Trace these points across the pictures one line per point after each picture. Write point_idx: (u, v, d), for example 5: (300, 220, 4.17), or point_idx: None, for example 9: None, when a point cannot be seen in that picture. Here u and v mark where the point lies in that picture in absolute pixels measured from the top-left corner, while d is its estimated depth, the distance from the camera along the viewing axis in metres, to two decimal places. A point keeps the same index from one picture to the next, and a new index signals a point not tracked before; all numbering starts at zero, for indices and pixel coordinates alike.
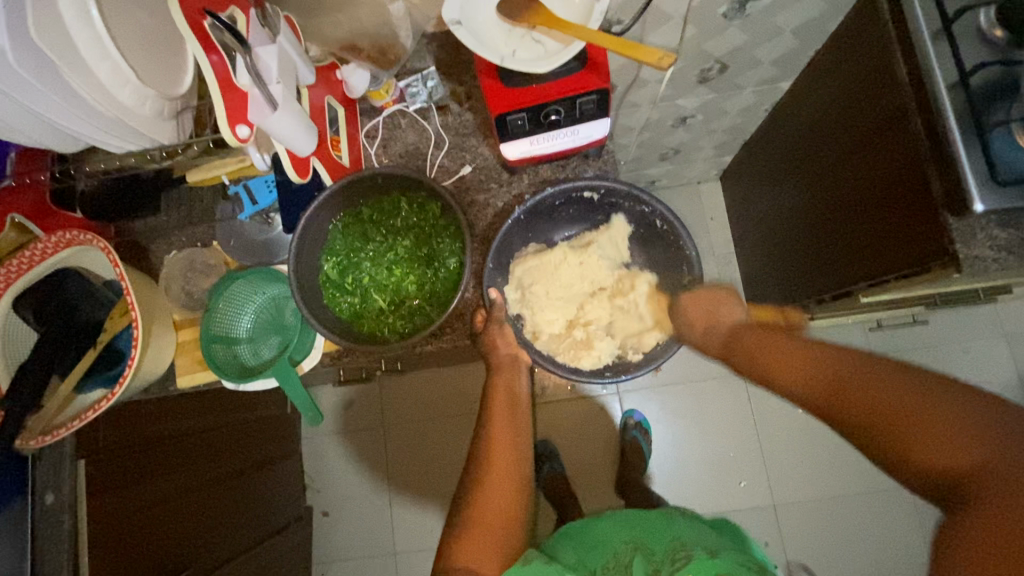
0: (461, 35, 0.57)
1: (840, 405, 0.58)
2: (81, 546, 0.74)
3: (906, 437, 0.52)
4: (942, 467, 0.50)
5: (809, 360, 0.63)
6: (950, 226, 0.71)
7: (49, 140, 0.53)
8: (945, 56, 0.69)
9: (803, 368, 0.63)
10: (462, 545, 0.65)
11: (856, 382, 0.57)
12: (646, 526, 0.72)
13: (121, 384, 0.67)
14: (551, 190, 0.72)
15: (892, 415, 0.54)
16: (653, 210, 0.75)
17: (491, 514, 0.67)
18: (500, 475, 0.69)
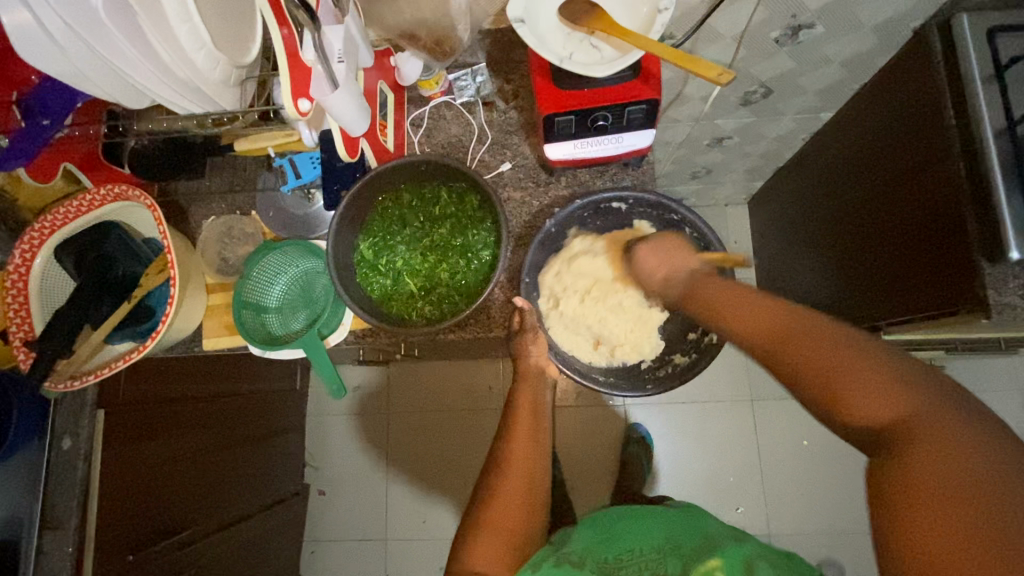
0: (523, 33, 0.59)
1: (760, 335, 0.56)
2: (90, 493, 0.76)
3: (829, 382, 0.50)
4: (871, 413, 0.47)
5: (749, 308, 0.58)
6: (983, 270, 0.71)
7: (120, 96, 0.54)
8: (995, 102, 0.70)
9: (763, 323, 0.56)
10: (475, 543, 0.63)
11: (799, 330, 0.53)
12: (669, 528, 0.70)
13: (151, 339, 0.69)
14: (579, 201, 0.73)
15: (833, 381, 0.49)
16: (683, 215, 0.74)
17: (507, 514, 0.65)
18: (522, 479, 0.67)
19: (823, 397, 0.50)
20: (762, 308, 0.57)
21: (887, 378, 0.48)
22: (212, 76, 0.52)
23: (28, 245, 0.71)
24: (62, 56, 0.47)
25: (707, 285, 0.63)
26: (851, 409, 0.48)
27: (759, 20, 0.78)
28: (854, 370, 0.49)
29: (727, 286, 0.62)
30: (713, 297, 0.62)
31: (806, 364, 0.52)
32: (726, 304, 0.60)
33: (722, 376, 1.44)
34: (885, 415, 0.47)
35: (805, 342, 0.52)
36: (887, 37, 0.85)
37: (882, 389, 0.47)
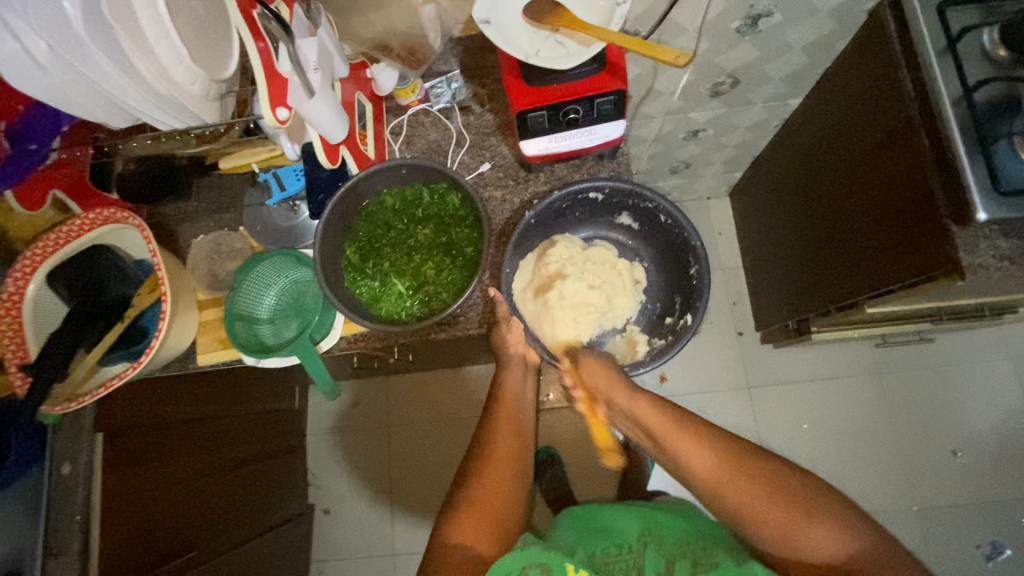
0: (489, 33, 0.61)
1: (708, 486, 0.67)
2: (92, 514, 0.76)
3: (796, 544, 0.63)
4: (828, 555, 0.63)
5: (711, 457, 0.68)
6: (954, 234, 0.73)
7: (104, 116, 0.56)
8: (950, 73, 0.73)
9: (741, 482, 0.66)
10: (460, 523, 0.65)
11: (733, 485, 0.66)
12: (661, 525, 0.73)
13: (147, 354, 0.70)
14: (557, 193, 0.75)
15: (797, 534, 0.63)
16: (656, 205, 0.78)
17: (492, 496, 0.67)
18: (504, 465, 0.70)
19: (776, 542, 0.64)
20: (740, 462, 0.68)
21: (830, 524, 0.64)
22: (192, 90, 0.54)
23: (20, 273, 0.72)
24: (45, 78, 0.49)
25: (653, 414, 0.73)
26: (800, 546, 0.63)
27: (718, 12, 0.82)
28: (797, 523, 0.63)
29: (669, 416, 0.72)
30: (661, 427, 0.72)
31: (755, 520, 0.65)
32: (673, 433, 0.71)
33: (718, 367, 1.45)
34: (832, 554, 0.63)
35: (737, 489, 0.66)
36: (843, 20, 0.88)
37: (824, 532, 0.63)
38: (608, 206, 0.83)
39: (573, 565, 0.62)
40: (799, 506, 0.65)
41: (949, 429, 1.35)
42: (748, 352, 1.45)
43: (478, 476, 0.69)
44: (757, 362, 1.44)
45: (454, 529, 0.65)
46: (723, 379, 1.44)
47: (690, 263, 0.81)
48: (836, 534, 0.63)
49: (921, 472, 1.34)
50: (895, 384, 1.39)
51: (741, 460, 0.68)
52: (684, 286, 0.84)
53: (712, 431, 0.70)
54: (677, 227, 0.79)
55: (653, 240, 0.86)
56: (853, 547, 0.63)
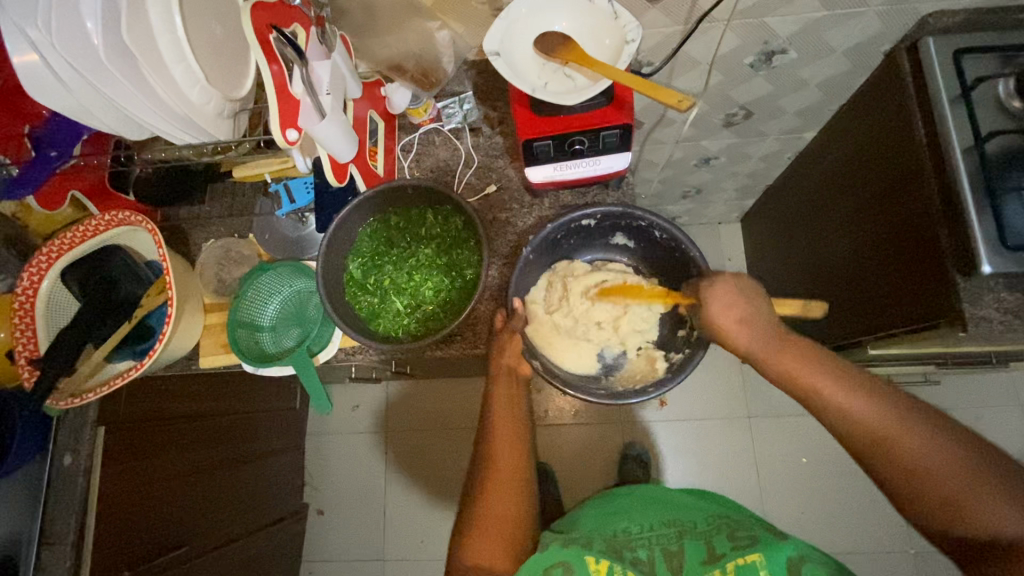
0: (497, 64, 0.62)
1: (867, 436, 0.58)
2: (87, 512, 0.78)
3: (950, 501, 0.53)
4: (995, 526, 0.51)
5: (856, 399, 0.59)
6: (959, 284, 0.72)
7: (124, 130, 0.59)
8: (962, 121, 0.72)
9: (887, 426, 0.57)
10: (476, 546, 0.66)
11: (890, 434, 0.57)
12: (679, 507, 0.76)
13: (149, 357, 0.71)
14: (552, 224, 0.76)
15: (963, 499, 0.52)
16: (648, 221, 0.77)
17: (500, 517, 0.67)
18: (507, 465, 0.70)
19: (933, 500, 0.54)
20: (908, 417, 0.57)
21: (1004, 495, 0.52)
22: (207, 110, 0.55)
23: (36, 269, 0.75)
24: (67, 94, 0.51)
25: (786, 352, 0.64)
26: (965, 515, 0.52)
27: (732, 47, 0.82)
28: (959, 483, 0.53)
29: (807, 359, 0.63)
30: (803, 376, 0.62)
31: (910, 471, 0.55)
32: (819, 376, 0.62)
33: (719, 395, 1.44)
34: (1012, 528, 0.51)
35: (902, 437, 0.56)
36: (859, 60, 0.87)
37: (999, 504, 0.51)
38: (602, 229, 0.83)
39: (593, 558, 0.64)
40: (980, 477, 0.53)
41: None
42: (751, 380, 1.44)
43: (482, 483, 0.69)
44: (759, 392, 1.43)
45: (470, 549, 0.66)
46: (724, 406, 1.43)
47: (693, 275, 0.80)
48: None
49: None
50: None
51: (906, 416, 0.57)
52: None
53: (872, 383, 0.61)
54: (674, 241, 0.78)
55: (653, 258, 0.85)
56: None
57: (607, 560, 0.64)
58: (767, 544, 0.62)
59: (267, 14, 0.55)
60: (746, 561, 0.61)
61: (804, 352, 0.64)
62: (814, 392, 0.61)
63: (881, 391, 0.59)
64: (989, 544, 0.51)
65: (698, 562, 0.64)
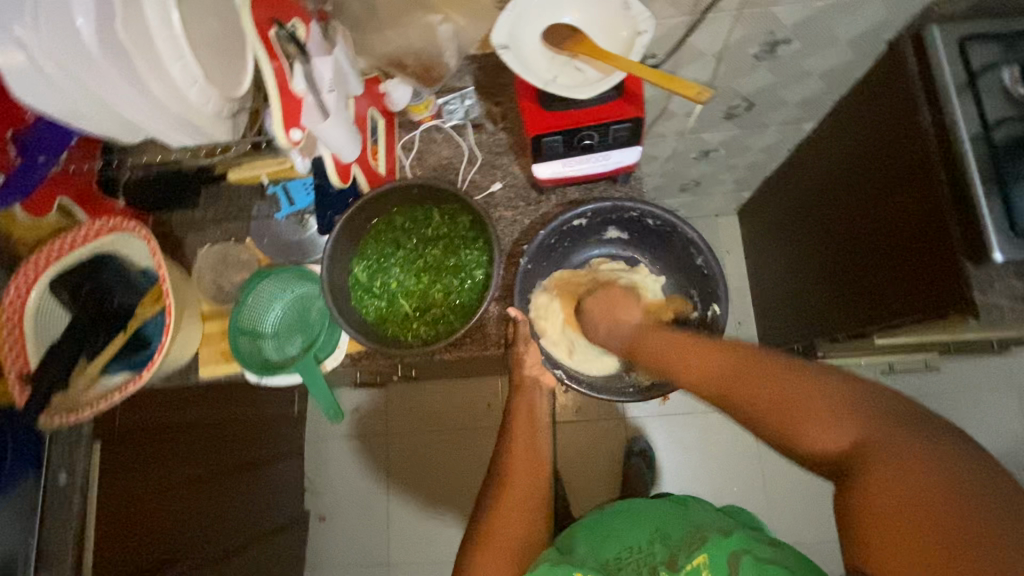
0: (507, 59, 0.60)
1: (773, 416, 0.55)
2: (87, 527, 0.76)
3: (788, 430, 0.54)
4: (836, 442, 0.51)
5: (721, 356, 0.62)
6: (968, 273, 0.72)
7: (119, 133, 0.56)
8: (969, 109, 0.72)
9: (735, 373, 0.59)
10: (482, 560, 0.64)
11: (739, 380, 0.59)
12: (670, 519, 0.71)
13: (149, 368, 0.69)
14: (545, 231, 0.74)
15: (796, 423, 0.54)
16: (641, 211, 0.77)
17: (510, 525, 0.67)
18: (524, 470, 0.72)
19: (776, 434, 0.55)
20: (818, 382, 0.54)
21: (827, 409, 0.52)
22: (206, 110, 0.53)
23: (23, 280, 0.70)
24: (59, 96, 0.48)
25: (648, 339, 0.71)
26: (805, 441, 0.53)
27: (738, 37, 0.81)
28: (795, 406, 0.54)
29: (695, 346, 0.65)
30: (673, 351, 0.67)
31: (780, 417, 0.55)
32: (687, 352, 0.65)
33: None
34: (837, 441, 0.51)
35: (780, 384, 0.56)
36: (861, 49, 0.87)
37: (826, 420, 0.52)
38: (594, 226, 0.82)
39: (584, 574, 0.62)
40: (871, 425, 0.50)
41: None
42: None
43: (497, 493, 0.70)
44: None
45: (476, 558, 0.64)
46: None
47: (694, 254, 0.80)
48: (839, 420, 0.52)
49: None
50: None
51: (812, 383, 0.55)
52: (697, 277, 0.82)
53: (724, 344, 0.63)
54: (669, 225, 0.78)
55: (648, 243, 0.85)
56: (860, 435, 0.50)
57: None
58: (712, 543, 0.63)
59: (266, 9, 0.53)
60: (693, 565, 0.61)
61: (691, 341, 0.67)
62: (686, 383, 0.64)
63: (783, 365, 0.57)
64: (840, 457, 0.51)
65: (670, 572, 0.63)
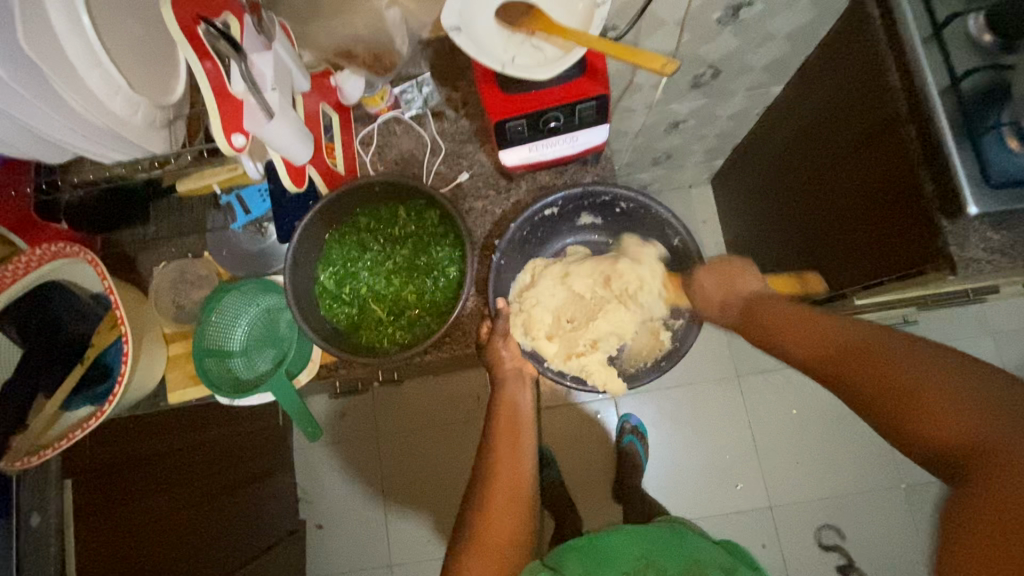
0: (460, 41, 0.56)
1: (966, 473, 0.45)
2: (69, 564, 0.73)
3: (913, 406, 0.49)
4: (966, 433, 0.46)
5: (833, 330, 0.58)
6: (944, 228, 0.72)
7: (37, 151, 0.51)
8: (937, 62, 0.70)
9: (848, 354, 0.55)
10: (471, 562, 0.63)
11: (863, 352, 0.54)
12: (669, 550, 0.70)
13: (111, 401, 0.65)
14: (517, 222, 0.72)
15: (917, 405, 0.48)
16: (614, 196, 0.74)
17: (498, 528, 0.65)
18: (510, 472, 0.68)
19: (890, 408, 0.50)
20: (957, 372, 0.48)
21: (971, 401, 0.46)
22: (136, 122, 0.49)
23: None
24: None
25: (773, 316, 0.64)
26: (926, 428, 0.48)
27: (699, 3, 0.78)
28: (921, 390, 0.49)
29: (869, 349, 0.54)
30: (780, 322, 0.63)
31: (875, 390, 0.52)
32: (787, 328, 0.62)
33: (707, 359, 1.45)
34: (970, 431, 0.45)
35: (890, 361, 0.52)
36: (825, 7, 0.85)
37: (951, 404, 0.47)
38: (566, 214, 0.79)
39: None
40: (1012, 429, 0.44)
41: None
42: (736, 341, 1.45)
43: (486, 497, 0.67)
44: (745, 351, 1.44)
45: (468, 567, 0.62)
46: (712, 369, 1.44)
47: (671, 236, 0.78)
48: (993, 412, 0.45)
49: None
50: None
51: (940, 369, 0.49)
52: (676, 261, 0.79)
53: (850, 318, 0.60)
54: (643, 208, 0.76)
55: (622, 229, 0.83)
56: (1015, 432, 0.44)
57: None
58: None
59: None
60: None
61: (824, 323, 0.60)
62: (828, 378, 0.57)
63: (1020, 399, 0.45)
64: (955, 452, 0.46)
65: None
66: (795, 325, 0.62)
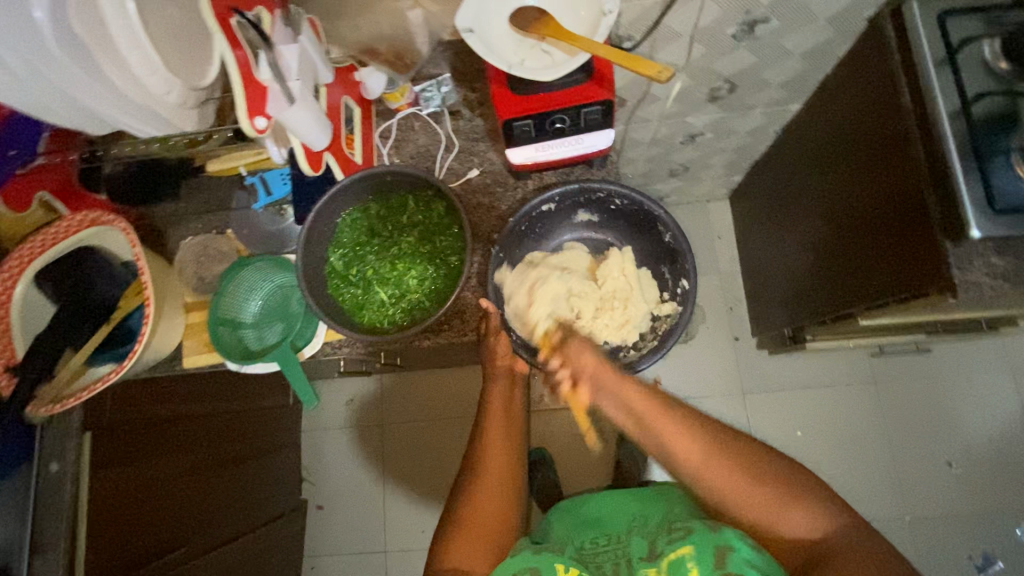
0: (472, 42, 0.59)
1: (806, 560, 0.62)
2: (78, 514, 0.76)
3: (773, 520, 0.63)
4: (808, 536, 0.63)
5: (691, 435, 0.67)
6: (947, 250, 0.71)
7: (79, 122, 0.56)
8: (949, 86, 0.71)
9: (709, 460, 0.66)
10: (458, 545, 0.66)
11: (726, 460, 0.66)
12: (651, 506, 0.77)
13: (132, 356, 0.69)
14: (514, 217, 0.76)
15: (775, 518, 0.63)
16: (608, 192, 0.77)
17: (483, 513, 0.68)
18: (498, 462, 0.71)
19: (748, 518, 0.64)
20: (796, 484, 0.65)
21: (805, 509, 0.63)
22: (168, 99, 0.54)
23: (9, 273, 0.71)
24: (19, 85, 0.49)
25: (644, 405, 0.70)
26: (775, 530, 0.63)
27: (714, 19, 0.80)
28: (773, 500, 0.64)
29: (721, 454, 0.66)
30: (645, 415, 0.69)
31: (730, 496, 0.65)
32: (661, 423, 0.68)
33: (713, 374, 1.44)
34: (807, 531, 0.63)
35: (740, 477, 0.65)
36: (842, 27, 0.86)
37: (799, 513, 0.63)
38: (563, 210, 0.82)
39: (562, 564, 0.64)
40: (843, 530, 0.62)
41: (944, 440, 1.34)
42: (743, 358, 1.44)
43: (472, 485, 0.70)
44: (751, 369, 1.43)
45: (453, 551, 0.66)
46: (717, 385, 1.43)
47: (662, 231, 0.82)
48: (818, 517, 0.63)
49: (914, 482, 1.33)
50: (892, 395, 1.37)
51: (779, 475, 0.65)
52: (665, 254, 0.84)
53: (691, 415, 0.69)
54: (635, 205, 0.80)
55: (615, 226, 0.86)
56: (833, 529, 0.62)
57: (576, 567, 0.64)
58: (698, 536, 0.63)
59: None
60: (679, 556, 0.62)
61: (679, 414, 0.69)
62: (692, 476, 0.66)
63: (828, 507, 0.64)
64: (802, 548, 0.62)
65: (639, 560, 0.65)
66: (654, 425, 0.69)
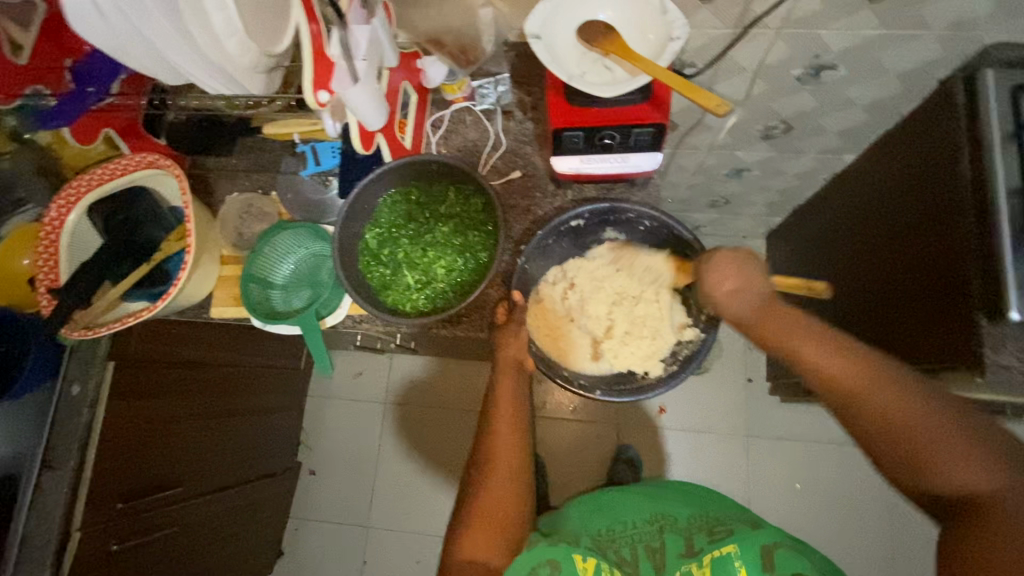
0: (537, 48, 0.61)
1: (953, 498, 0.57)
2: (89, 442, 0.79)
3: (927, 455, 0.57)
4: (963, 482, 0.56)
5: (844, 355, 0.63)
6: (981, 327, 0.70)
7: (157, 70, 0.59)
8: (1014, 162, 0.69)
9: (861, 379, 0.61)
10: (468, 534, 0.69)
11: (879, 394, 0.60)
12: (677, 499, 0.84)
13: (162, 300, 0.73)
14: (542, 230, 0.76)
15: (930, 457, 0.57)
16: (638, 213, 0.77)
17: (491, 504, 0.70)
18: (508, 459, 0.72)
19: (902, 455, 0.59)
20: (952, 426, 0.58)
21: (965, 450, 0.57)
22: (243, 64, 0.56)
23: (64, 201, 0.76)
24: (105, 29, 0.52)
25: (778, 316, 0.66)
26: (936, 471, 0.57)
27: (780, 59, 0.80)
28: (930, 440, 0.57)
29: (889, 387, 0.60)
30: (785, 333, 0.65)
31: (883, 425, 0.60)
32: (803, 343, 0.64)
33: (720, 410, 1.43)
34: (971, 481, 0.56)
35: (899, 408, 0.59)
36: (911, 85, 0.84)
37: (962, 459, 0.56)
38: (591, 228, 0.82)
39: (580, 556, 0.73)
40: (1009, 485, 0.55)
41: None
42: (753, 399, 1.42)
43: (485, 476, 0.71)
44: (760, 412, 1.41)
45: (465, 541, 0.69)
46: (722, 422, 1.42)
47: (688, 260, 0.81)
48: (993, 463, 0.56)
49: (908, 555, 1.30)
50: None
51: (945, 415, 0.58)
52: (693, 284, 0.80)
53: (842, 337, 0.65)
54: (666, 228, 0.78)
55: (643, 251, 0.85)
56: (1005, 483, 0.55)
57: (591, 558, 0.74)
58: (742, 537, 0.73)
59: None
60: (722, 554, 0.72)
61: (808, 325, 0.65)
62: (844, 400, 0.62)
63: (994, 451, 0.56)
64: (967, 497, 0.56)
65: (677, 555, 0.76)
66: (796, 343, 0.65)
